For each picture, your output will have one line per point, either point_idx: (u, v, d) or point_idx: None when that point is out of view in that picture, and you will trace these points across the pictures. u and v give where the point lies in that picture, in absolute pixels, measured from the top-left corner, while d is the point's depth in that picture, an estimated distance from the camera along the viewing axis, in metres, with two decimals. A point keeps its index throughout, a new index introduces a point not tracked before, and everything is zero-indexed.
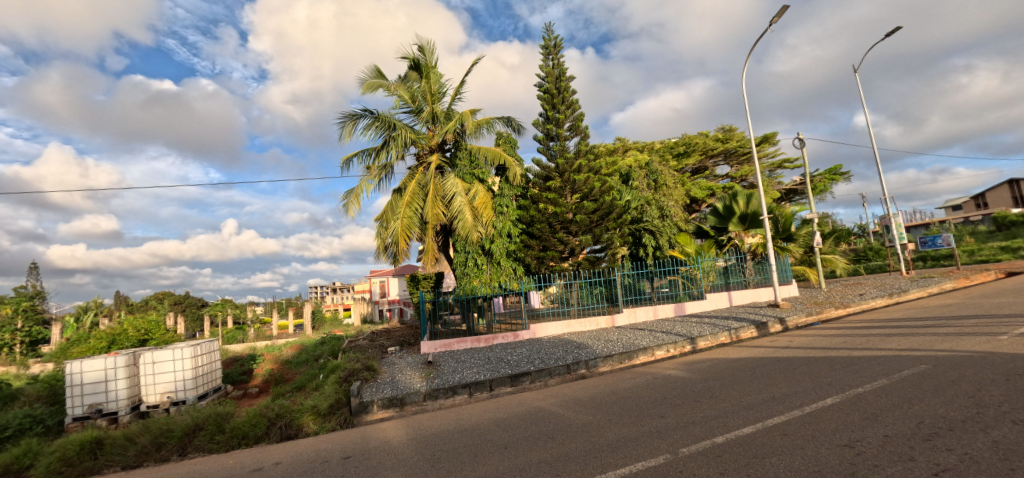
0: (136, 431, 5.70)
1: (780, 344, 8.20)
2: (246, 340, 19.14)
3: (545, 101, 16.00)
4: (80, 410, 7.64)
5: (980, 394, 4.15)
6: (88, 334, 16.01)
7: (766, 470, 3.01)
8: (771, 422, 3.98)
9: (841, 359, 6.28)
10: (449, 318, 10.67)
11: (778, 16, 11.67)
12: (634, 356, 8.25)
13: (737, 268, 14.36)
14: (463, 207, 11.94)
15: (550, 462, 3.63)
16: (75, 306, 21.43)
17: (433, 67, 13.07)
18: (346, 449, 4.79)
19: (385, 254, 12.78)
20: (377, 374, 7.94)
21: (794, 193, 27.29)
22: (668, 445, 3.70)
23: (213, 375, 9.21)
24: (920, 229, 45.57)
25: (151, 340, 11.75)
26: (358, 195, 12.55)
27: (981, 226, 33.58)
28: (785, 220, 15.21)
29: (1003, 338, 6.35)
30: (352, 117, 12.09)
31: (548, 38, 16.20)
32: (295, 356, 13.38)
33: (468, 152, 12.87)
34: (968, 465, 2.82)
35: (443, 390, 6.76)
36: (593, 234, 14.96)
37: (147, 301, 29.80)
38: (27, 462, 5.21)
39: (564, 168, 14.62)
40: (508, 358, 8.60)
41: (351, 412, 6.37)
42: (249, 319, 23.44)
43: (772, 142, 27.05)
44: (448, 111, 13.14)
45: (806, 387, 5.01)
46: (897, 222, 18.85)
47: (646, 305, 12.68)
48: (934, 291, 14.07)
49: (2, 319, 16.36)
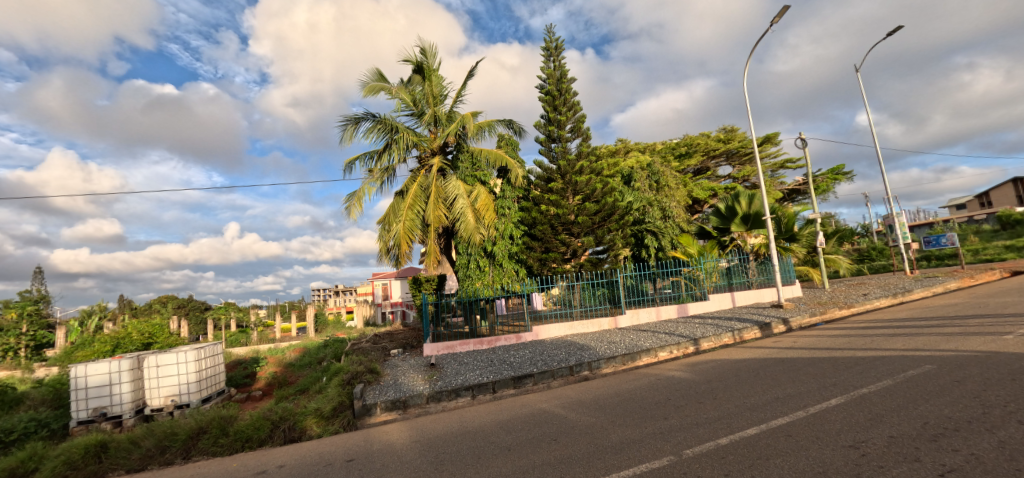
0: (140, 434, 5.70)
1: (784, 344, 8.18)
2: (249, 343, 19.22)
3: (545, 102, 16.04)
4: (86, 413, 7.69)
5: (986, 394, 4.13)
6: (93, 337, 16.12)
7: (771, 471, 3.01)
8: (776, 423, 3.98)
9: (847, 359, 6.23)
10: (452, 320, 10.63)
11: (778, 16, 11.68)
12: (637, 357, 8.24)
13: (739, 268, 14.33)
14: (465, 209, 11.95)
15: (554, 463, 3.63)
16: (79, 310, 21.53)
17: (435, 70, 13.09)
18: (350, 452, 4.79)
19: (389, 256, 12.82)
20: (380, 376, 7.94)
21: (796, 193, 27.29)
22: (672, 447, 3.70)
23: (217, 378, 9.25)
24: (924, 228, 45.33)
25: (155, 343, 11.78)
26: (360, 198, 12.58)
27: (984, 225, 33.32)
28: (789, 220, 15.04)
29: (1010, 338, 6.30)
30: (353, 121, 12.13)
31: (549, 40, 16.27)
32: (298, 358, 13.41)
33: (469, 155, 13.00)
34: (974, 466, 2.81)
35: (446, 392, 6.72)
36: (596, 235, 14.94)
37: (150, 304, 29.90)
38: (33, 466, 5.23)
39: (566, 170, 14.67)
40: (512, 360, 8.60)
41: (355, 415, 6.34)
42: (254, 322, 23.57)
43: (773, 142, 27.03)
44: (450, 114, 13.19)
45: (811, 387, 5.00)
46: (899, 221, 18.78)
47: (649, 307, 12.65)
48: (938, 290, 14.02)
49: (7, 324, 16.45)
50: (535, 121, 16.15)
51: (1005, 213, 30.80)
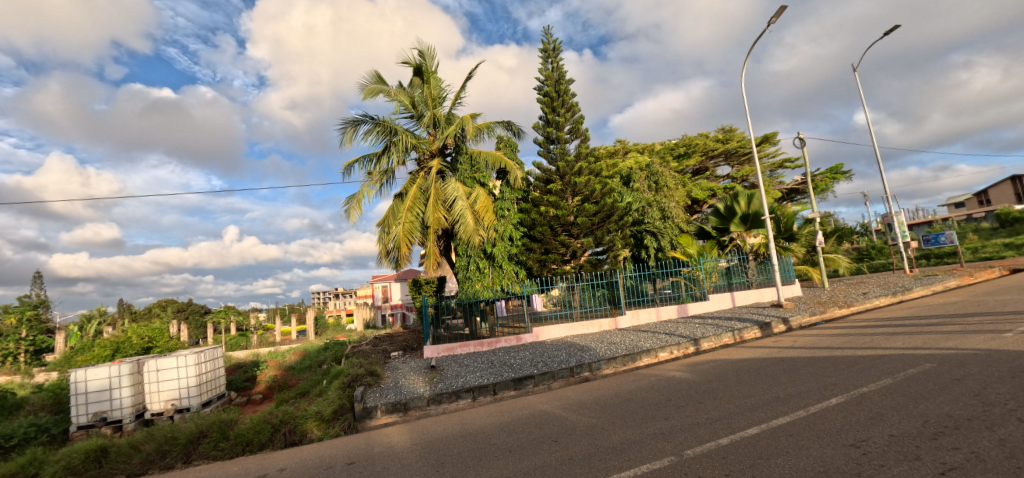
0: (140, 438, 5.68)
1: (784, 344, 8.19)
2: (249, 346, 19.22)
3: (544, 104, 16.06)
4: (85, 418, 7.65)
5: (986, 391, 4.14)
6: (92, 342, 16.13)
7: (771, 471, 3.00)
8: (776, 422, 3.97)
9: (848, 359, 6.23)
10: (452, 322, 10.62)
11: (774, 16, 11.75)
12: (637, 358, 8.23)
13: (739, 268, 14.35)
14: (465, 211, 11.94)
15: (555, 465, 3.62)
16: (79, 314, 21.50)
17: (433, 73, 13.12)
18: (351, 455, 4.77)
19: (388, 259, 12.82)
20: (381, 379, 7.93)
21: (795, 192, 27.36)
22: (673, 447, 3.70)
23: (217, 382, 9.26)
24: (924, 226, 45.50)
25: (155, 347, 11.78)
26: (359, 200, 12.59)
27: (983, 224, 33.37)
28: (787, 219, 15.09)
29: (1010, 336, 6.29)
30: (352, 123, 12.14)
31: (548, 41, 16.32)
32: (298, 361, 13.40)
33: (468, 156, 13.00)
34: (975, 464, 2.81)
35: (447, 394, 6.72)
36: (595, 236, 14.97)
37: (150, 308, 29.88)
38: (33, 471, 5.22)
39: (565, 171, 14.71)
40: (512, 361, 8.59)
41: (355, 418, 6.32)
42: (254, 325, 23.56)
43: (772, 142, 27.07)
44: (449, 116, 13.20)
45: (811, 387, 5.00)
46: (898, 220, 18.81)
47: (649, 307, 12.65)
48: (937, 288, 14.05)
49: (6, 329, 16.44)
50: (533, 123, 16.20)
51: (1004, 210, 30.86)
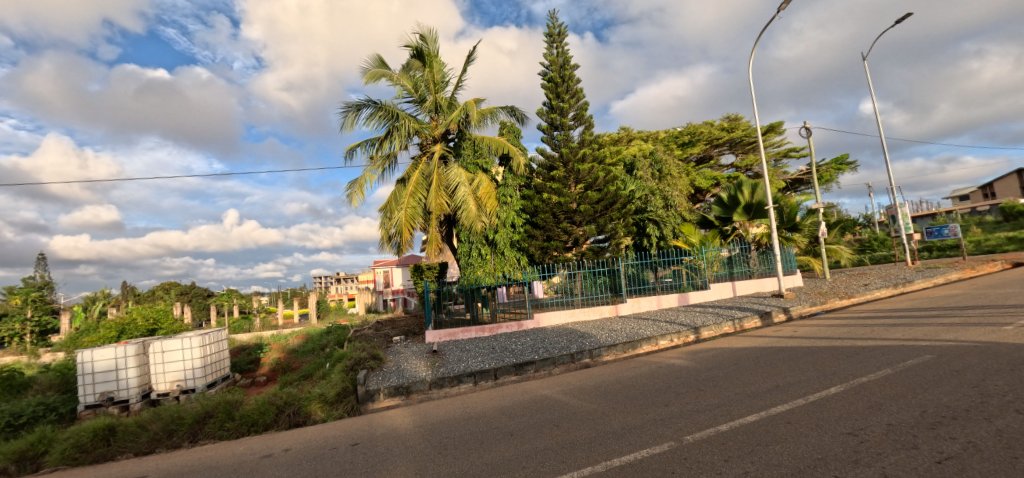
0: (147, 418, 5.76)
1: (784, 333, 8.23)
2: (252, 330, 19.42)
3: (549, 89, 15.89)
4: (92, 398, 7.80)
5: (985, 384, 4.15)
6: (96, 323, 16.24)
7: (767, 457, 3.06)
8: (775, 410, 4.01)
9: (848, 349, 6.25)
10: (453, 307, 10.91)
11: (785, 2, 11.56)
12: (638, 345, 8.29)
13: (740, 258, 14.41)
14: (467, 197, 11.88)
15: (556, 448, 3.68)
16: (84, 296, 21.64)
17: (436, 56, 12.95)
18: (354, 436, 4.87)
19: (390, 244, 12.82)
20: (383, 363, 8.01)
21: (800, 182, 27.47)
22: (673, 432, 3.74)
23: (222, 363, 9.32)
24: (926, 220, 45.67)
25: (160, 330, 11.90)
26: (361, 185, 12.57)
27: (988, 217, 33.20)
28: (791, 209, 14.88)
29: (1009, 329, 6.31)
30: (354, 107, 12.06)
31: (553, 26, 16.14)
32: (301, 345, 13.53)
33: (471, 142, 12.97)
34: (972, 453, 2.85)
35: (448, 378, 6.79)
36: (597, 224, 14.95)
37: (153, 291, 30.13)
38: (42, 449, 5.30)
39: (569, 158, 14.67)
40: (513, 347, 8.66)
41: (358, 400, 6.42)
42: (256, 309, 23.75)
43: (777, 131, 26.84)
44: (452, 101, 13.07)
45: (811, 376, 5.04)
46: (902, 212, 18.71)
47: (650, 295, 12.71)
48: (939, 281, 14.04)
49: (12, 309, 16.64)
50: (537, 109, 16.14)
51: (1009, 204, 30.74)
